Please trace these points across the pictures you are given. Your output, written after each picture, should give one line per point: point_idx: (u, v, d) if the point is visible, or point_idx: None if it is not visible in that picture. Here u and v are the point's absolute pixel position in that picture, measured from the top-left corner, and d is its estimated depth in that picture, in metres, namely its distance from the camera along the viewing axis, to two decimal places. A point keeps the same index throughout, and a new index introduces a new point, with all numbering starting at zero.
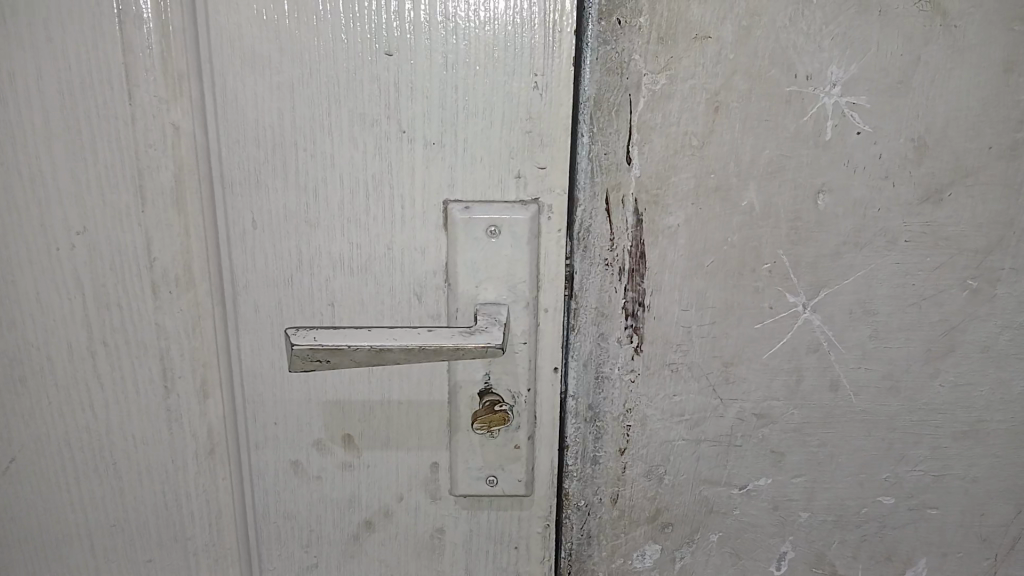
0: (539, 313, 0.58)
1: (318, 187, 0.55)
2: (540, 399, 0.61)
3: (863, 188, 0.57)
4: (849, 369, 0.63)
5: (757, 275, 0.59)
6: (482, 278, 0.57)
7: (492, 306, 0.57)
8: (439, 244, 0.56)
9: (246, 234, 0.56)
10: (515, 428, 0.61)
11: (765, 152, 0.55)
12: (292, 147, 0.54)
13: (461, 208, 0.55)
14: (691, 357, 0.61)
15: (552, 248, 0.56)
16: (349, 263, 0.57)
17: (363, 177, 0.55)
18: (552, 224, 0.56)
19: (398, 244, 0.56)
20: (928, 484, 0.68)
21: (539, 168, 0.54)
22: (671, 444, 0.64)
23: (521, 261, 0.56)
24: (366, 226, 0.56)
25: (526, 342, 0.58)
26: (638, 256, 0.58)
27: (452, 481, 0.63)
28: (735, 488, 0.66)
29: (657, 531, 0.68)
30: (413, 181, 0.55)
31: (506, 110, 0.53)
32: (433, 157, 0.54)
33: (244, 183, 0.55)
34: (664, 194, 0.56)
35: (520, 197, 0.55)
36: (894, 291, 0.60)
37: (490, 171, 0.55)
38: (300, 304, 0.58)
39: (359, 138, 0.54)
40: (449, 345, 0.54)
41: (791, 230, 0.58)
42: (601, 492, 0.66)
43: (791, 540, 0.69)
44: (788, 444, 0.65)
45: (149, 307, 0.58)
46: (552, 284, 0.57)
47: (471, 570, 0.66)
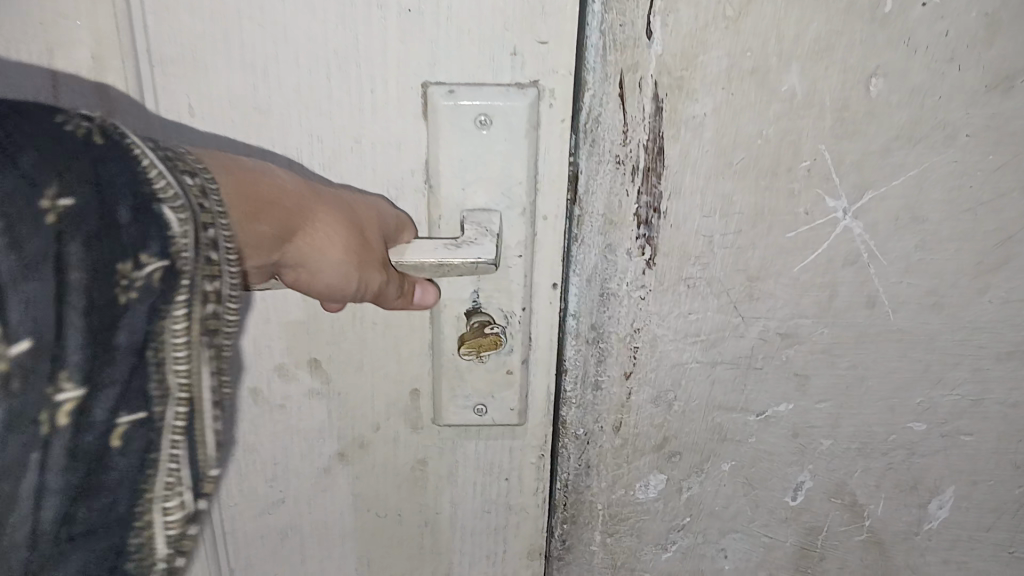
0: (535, 221, 0.50)
1: (269, 66, 0.45)
2: (535, 319, 0.54)
3: (923, 72, 0.48)
4: (889, 284, 0.55)
5: (793, 175, 0.50)
6: (471, 179, 0.48)
7: (481, 212, 0.49)
8: (419, 138, 0.48)
9: (183, 123, 0.47)
10: (509, 353, 0.54)
11: (812, 28, 0.46)
12: (235, 15, 0.44)
13: (444, 91, 0.46)
14: (710, 271, 0.53)
15: (554, 142, 0.48)
16: (310, 162, 0.48)
17: (324, 53, 0.45)
18: (554, 112, 0.47)
19: (369, 138, 0.48)
20: (964, 409, 0.61)
21: (541, 43, 0.46)
22: (683, 367, 0.57)
23: (517, 160, 0.48)
24: (330, 116, 0.47)
25: (522, 256, 0.51)
26: (655, 152, 0.49)
27: (435, 410, 0.56)
28: (751, 414, 0.59)
29: (664, 461, 0.61)
30: (386, 60, 0.46)
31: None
32: (410, 30, 0.45)
33: (178, 59, 0.45)
34: (690, 77, 0.47)
35: (516, 82, 0.47)
36: (947, 195, 0.52)
37: (480, 48, 0.46)
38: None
39: (319, 5, 0.44)
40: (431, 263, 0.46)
41: (835, 123, 0.49)
42: (602, 420, 0.59)
43: (810, 469, 0.63)
44: (814, 367, 0.58)
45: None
46: (552, 186, 0.49)
47: (458, 501, 0.61)
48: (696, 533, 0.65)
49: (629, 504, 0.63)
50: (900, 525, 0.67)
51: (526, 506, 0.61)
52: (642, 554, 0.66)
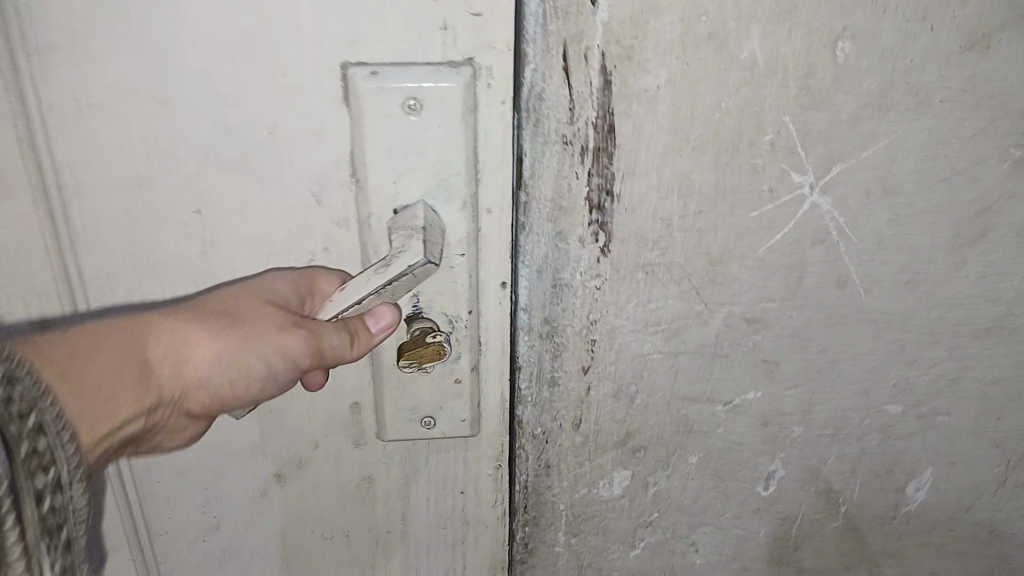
0: (478, 216, 0.46)
1: (171, 50, 0.40)
2: (483, 322, 0.49)
3: (893, 32, 0.44)
4: (860, 263, 0.51)
5: (756, 149, 0.46)
6: (403, 171, 0.44)
7: (412, 206, 0.44)
8: (342, 126, 0.43)
9: (68, 119, 0.41)
10: (457, 361, 0.49)
11: None
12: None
13: (365, 73, 0.41)
14: (671, 256, 0.49)
15: (496, 127, 0.43)
16: (221, 157, 0.43)
17: (232, 34, 0.40)
18: (493, 94, 0.43)
19: (286, 130, 0.43)
20: (941, 389, 0.58)
21: (475, 15, 0.41)
22: (645, 358, 0.53)
23: (455, 147, 0.43)
24: (241, 105, 0.42)
25: (465, 254, 0.46)
26: (606, 130, 0.45)
27: (379, 426, 0.52)
28: (718, 404, 0.56)
29: (628, 457, 0.57)
30: (300, 36, 0.41)
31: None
32: (323, 6, 0.40)
33: (49, 45, 0.39)
34: (640, 45, 0.42)
35: (447, 59, 0.42)
36: (921, 166, 0.48)
37: (406, 23, 0.41)
38: (155, 209, 0.44)
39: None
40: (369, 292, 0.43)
41: (801, 91, 0.45)
42: (560, 418, 0.55)
43: (781, 458, 0.59)
44: (784, 352, 0.54)
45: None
46: (496, 175, 0.45)
47: (410, 513, 0.56)
48: (664, 529, 0.62)
49: (593, 503, 0.59)
50: (876, 509, 0.64)
51: (485, 513, 0.57)
52: (610, 553, 0.62)
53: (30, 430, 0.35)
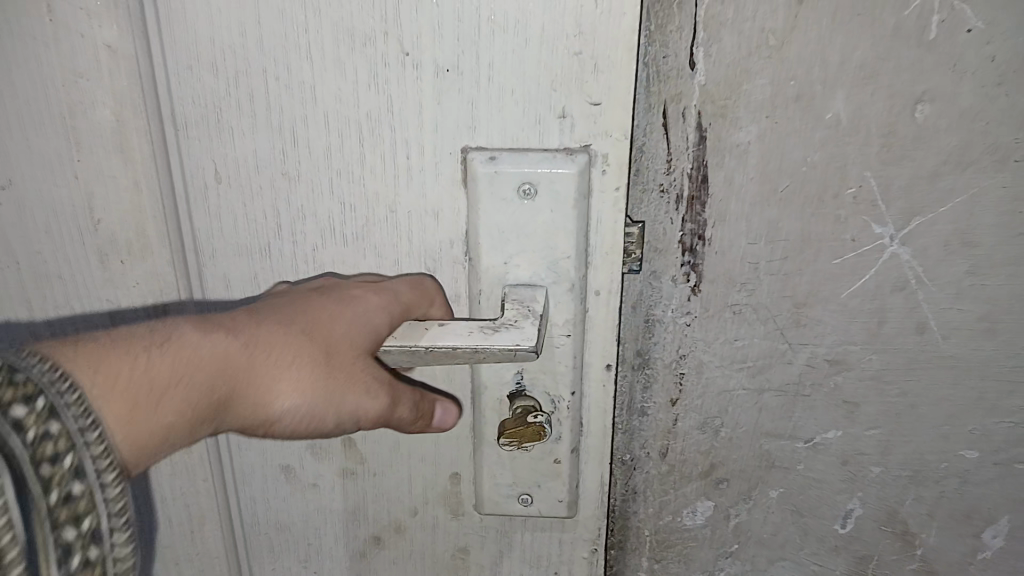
0: (587, 298, 0.51)
1: (297, 128, 0.49)
2: (584, 404, 0.54)
3: (973, 96, 0.47)
4: (940, 310, 0.54)
5: (840, 201, 0.50)
6: (512, 253, 0.50)
7: (525, 286, 0.50)
8: (458, 204, 0.50)
9: (208, 189, 0.51)
10: (556, 441, 0.55)
11: (857, 55, 0.46)
12: (262, 75, 0.47)
13: (484, 157, 0.48)
14: (757, 297, 0.53)
15: (606, 212, 0.49)
16: (341, 230, 0.52)
17: (358, 116, 0.48)
18: (607, 180, 0.48)
19: (403, 207, 0.50)
20: (1022, 438, 0.60)
21: (593, 103, 0.46)
22: (730, 394, 0.56)
23: (568, 229, 0.49)
24: (363, 181, 0.50)
25: (570, 335, 0.52)
26: (699, 181, 0.50)
27: (479, 498, 0.58)
28: (800, 441, 0.58)
29: (711, 488, 0.60)
30: (421, 121, 0.48)
31: (549, 24, 0.44)
32: (444, 87, 0.46)
33: (201, 122, 0.49)
34: (733, 105, 0.47)
35: (565, 143, 0.47)
36: (1001, 221, 0.51)
37: (524, 105, 0.47)
38: (279, 269, 0.53)
39: (349, 66, 0.47)
40: (468, 348, 0.47)
41: (882, 148, 0.48)
42: (648, 446, 0.59)
43: (860, 497, 0.62)
44: (864, 394, 0.57)
45: (101, 274, 0.55)
46: (606, 260, 0.50)
47: (503, 536, 0.60)
48: (744, 560, 0.64)
49: (678, 531, 0.62)
50: (955, 554, 0.66)
51: (576, 555, 0.60)
52: None
53: (62, 443, 0.35)
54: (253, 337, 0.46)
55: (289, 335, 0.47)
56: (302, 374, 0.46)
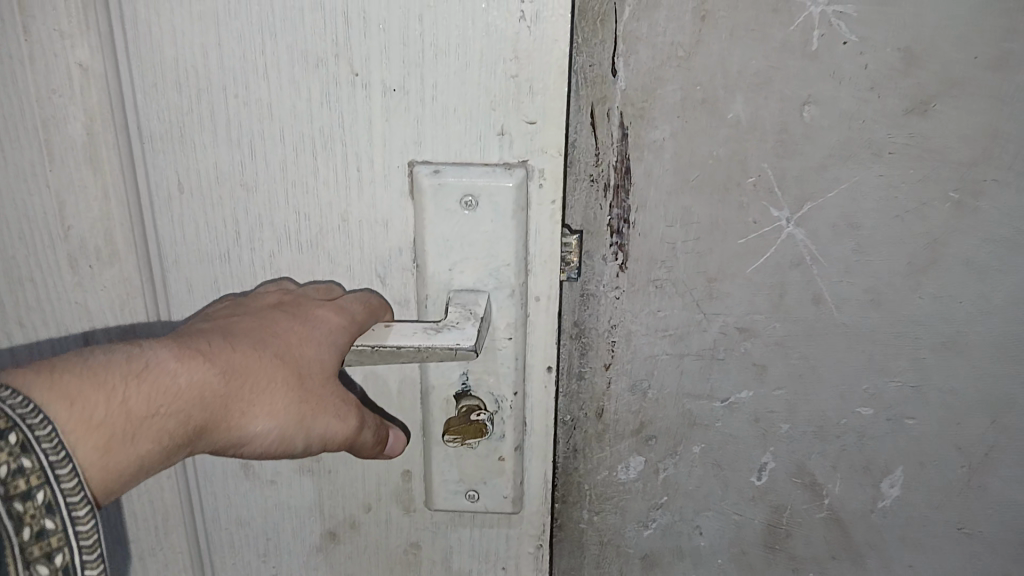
0: (528, 302, 0.57)
1: (255, 143, 0.54)
2: (527, 403, 0.61)
3: (850, 99, 0.56)
4: (832, 283, 0.63)
5: (742, 189, 0.59)
6: (456, 261, 0.56)
7: (469, 292, 0.56)
8: (406, 215, 0.55)
9: (173, 198, 0.56)
10: (500, 440, 0.61)
11: (752, 64, 0.55)
12: (222, 93, 0.53)
13: (430, 171, 0.54)
14: (675, 273, 0.61)
15: (544, 222, 0.55)
16: (297, 239, 0.57)
17: (312, 132, 0.53)
18: (544, 193, 0.54)
19: (355, 218, 0.56)
20: (908, 396, 0.69)
21: (528, 123, 0.52)
22: (655, 359, 0.65)
23: (509, 239, 0.55)
24: (319, 193, 0.55)
25: (512, 337, 0.58)
26: (623, 172, 0.58)
27: (429, 495, 0.64)
28: (716, 401, 0.67)
29: (641, 444, 0.69)
30: (372, 137, 0.53)
31: (487, 48, 0.50)
32: (393, 106, 0.52)
33: (167, 137, 0.54)
34: (650, 107, 0.56)
35: (505, 159, 0.53)
36: (879, 205, 0.60)
37: (467, 126, 0.53)
38: (239, 275, 0.58)
39: (304, 85, 0.52)
40: (412, 347, 0.51)
41: (777, 143, 0.57)
42: (586, 407, 0.67)
43: (771, 451, 0.70)
44: (770, 358, 0.66)
45: (71, 280, 0.60)
46: (545, 267, 0.56)
47: (453, 526, 0.66)
48: (673, 511, 0.72)
49: (614, 484, 0.71)
50: (858, 503, 0.75)
51: (522, 551, 0.66)
52: (626, 532, 0.73)
53: (34, 478, 0.36)
54: (235, 359, 0.48)
55: (267, 357, 0.49)
56: (279, 398, 0.49)
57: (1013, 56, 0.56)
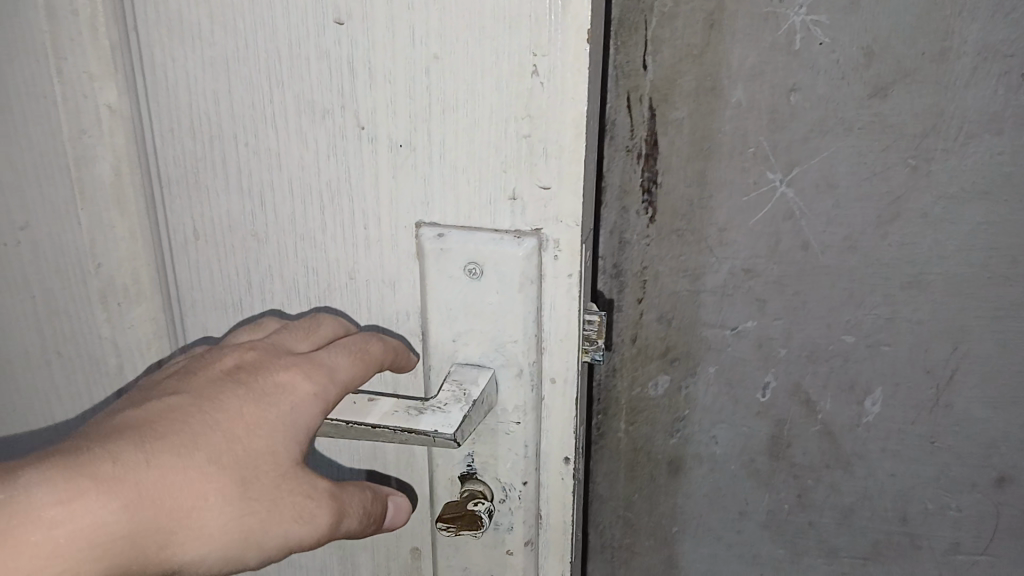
0: (544, 381, 0.55)
1: (264, 193, 0.55)
2: (543, 494, 0.59)
3: (826, 86, 0.73)
4: (817, 233, 0.80)
5: (744, 157, 0.77)
6: (461, 331, 0.54)
7: (473, 367, 0.55)
8: (410, 275, 0.55)
9: (187, 245, 0.59)
10: (509, 530, 0.59)
11: (749, 60, 0.73)
12: (233, 141, 0.54)
13: (433, 235, 0.53)
14: (693, 225, 0.80)
15: (560, 296, 0.53)
16: (306, 293, 0.58)
17: (316, 183, 0.54)
18: (559, 266, 0.52)
19: (362, 275, 0.56)
20: (883, 325, 0.84)
21: (542, 188, 0.50)
22: (677, 294, 0.83)
23: (518, 319, 0.53)
24: (311, 237, 0.56)
25: (520, 422, 0.55)
26: (653, 144, 0.76)
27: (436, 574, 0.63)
28: (727, 328, 0.85)
29: (667, 365, 0.87)
30: (379, 195, 0.53)
31: (495, 108, 0.49)
32: (400, 160, 0.52)
33: (183, 182, 0.57)
34: (671, 93, 0.74)
35: (517, 226, 0.52)
36: (852, 169, 0.77)
37: (481, 189, 0.51)
38: None
39: (308, 136, 0.53)
40: (391, 428, 0.50)
41: (770, 121, 0.75)
42: (623, 334, 0.86)
43: (773, 372, 0.87)
44: (770, 294, 0.83)
45: (100, 316, 0.64)
46: (560, 345, 0.54)
47: None
48: (694, 422, 0.90)
49: (645, 398, 0.89)
50: (846, 418, 0.90)
51: None
52: (656, 440, 0.92)
53: None
54: (145, 479, 0.43)
55: (198, 465, 0.45)
56: (212, 514, 0.45)
57: (951, 51, 0.72)
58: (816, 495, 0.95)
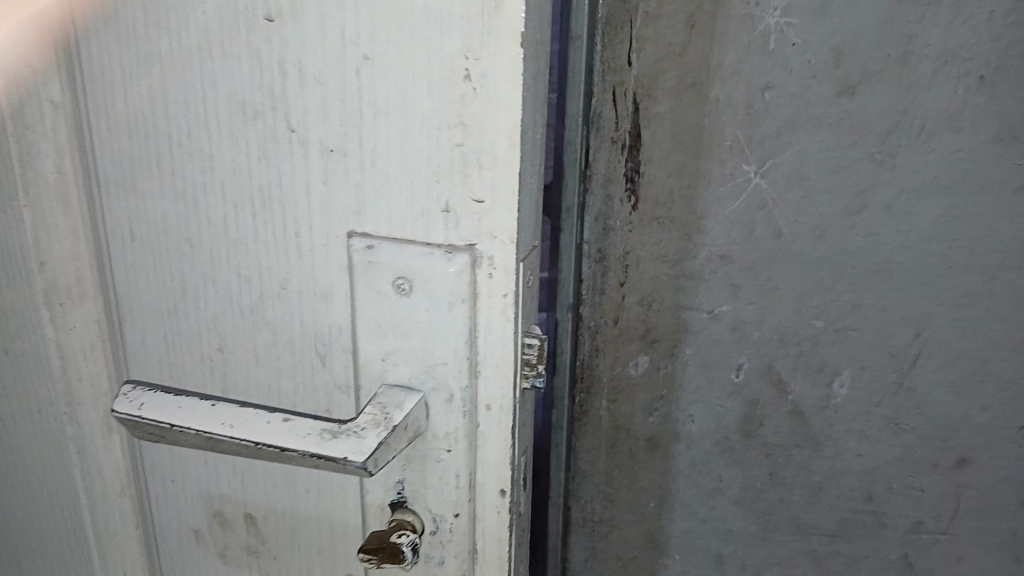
0: (476, 410, 0.53)
1: (197, 197, 0.56)
2: (478, 527, 0.56)
3: (798, 84, 0.80)
4: (788, 222, 0.86)
5: (720, 148, 0.83)
6: (390, 350, 0.54)
7: (401, 390, 0.54)
8: (344, 290, 0.54)
9: (126, 245, 0.60)
10: (441, 563, 0.57)
11: (727, 59, 0.80)
12: (151, 129, 0.56)
13: (364, 245, 0.52)
14: (672, 212, 0.87)
15: (495, 316, 0.51)
16: (240, 302, 0.58)
17: (250, 191, 0.55)
18: (495, 285, 0.51)
19: (294, 286, 0.55)
20: (850, 311, 0.88)
21: (476, 201, 0.49)
22: (657, 279, 0.91)
23: (450, 341, 0.52)
24: (257, 255, 0.56)
25: (451, 450, 0.54)
26: (635, 135, 0.85)
27: None
28: (704, 312, 0.91)
29: (647, 346, 0.94)
30: (312, 201, 0.53)
31: (427, 112, 0.48)
32: (331, 169, 0.52)
33: (120, 185, 0.58)
34: (653, 88, 0.83)
35: (451, 241, 0.51)
36: (822, 163, 0.83)
37: (414, 201, 0.51)
38: (187, 334, 0.60)
39: (243, 140, 0.53)
40: (297, 450, 0.51)
41: (746, 115, 0.81)
42: (605, 315, 0.94)
43: (746, 353, 0.93)
44: (743, 280, 0.89)
45: (44, 315, 0.64)
46: (494, 370, 0.52)
47: None
48: (672, 401, 0.96)
49: (627, 378, 0.96)
50: (814, 401, 0.94)
51: None
52: (635, 418, 0.98)
53: None
54: None
55: None
56: None
57: (914, 54, 0.77)
58: (787, 474, 0.98)
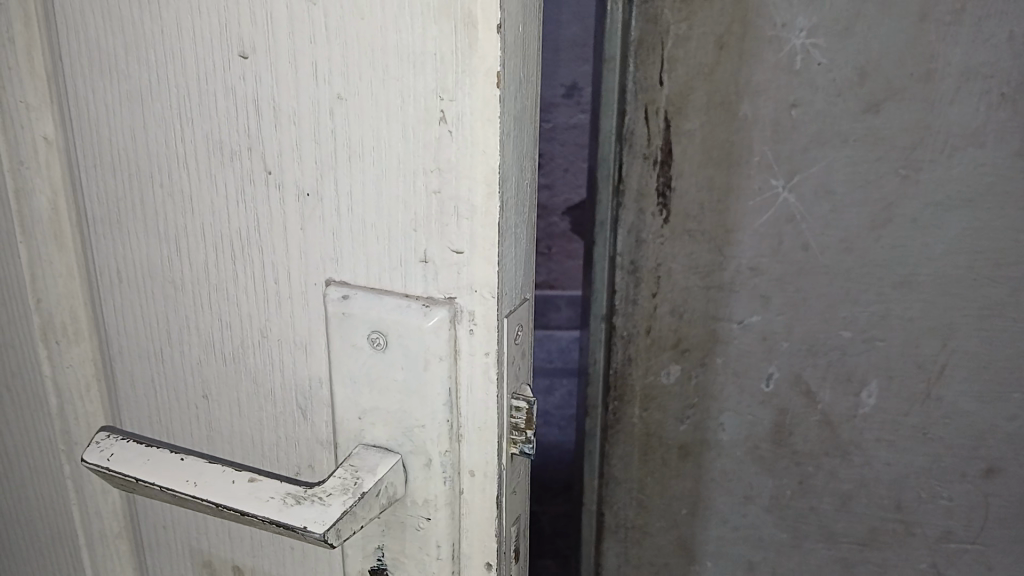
0: (458, 476, 0.35)
1: (180, 237, 0.38)
2: None
3: (823, 102, 0.83)
4: (816, 235, 0.89)
5: (748, 164, 0.87)
6: (367, 408, 0.35)
7: (377, 452, 0.35)
8: (325, 344, 0.36)
9: (114, 285, 0.41)
10: None
11: (757, 77, 0.83)
12: (136, 130, 0.37)
13: (339, 295, 0.34)
14: (703, 224, 0.91)
15: (477, 380, 0.33)
16: (221, 350, 0.39)
17: (229, 233, 0.37)
18: (476, 342, 0.33)
19: (274, 337, 0.37)
20: (877, 322, 0.90)
21: (454, 251, 0.32)
22: (688, 290, 0.94)
23: (427, 402, 0.34)
24: (235, 301, 0.38)
25: (432, 518, 0.35)
26: (666, 152, 0.88)
27: None
28: (735, 322, 0.94)
29: (679, 355, 0.97)
30: (289, 246, 0.35)
31: (403, 158, 0.31)
32: (309, 216, 0.34)
33: (106, 221, 0.40)
34: (684, 106, 0.86)
35: (430, 292, 0.33)
36: (849, 177, 0.85)
37: (386, 245, 0.33)
38: (176, 387, 0.41)
39: (219, 177, 0.36)
40: (260, 518, 0.33)
41: (774, 130, 0.85)
42: (638, 325, 0.97)
43: (776, 363, 0.95)
44: (773, 291, 0.92)
45: (41, 354, 0.45)
46: (479, 436, 0.34)
47: None
48: (703, 410, 0.99)
49: (658, 386, 0.99)
50: (843, 410, 0.96)
51: None
52: (667, 425, 1.01)
53: None
54: None
55: None
56: None
57: (936, 72, 0.80)
58: (816, 482, 1.00)
